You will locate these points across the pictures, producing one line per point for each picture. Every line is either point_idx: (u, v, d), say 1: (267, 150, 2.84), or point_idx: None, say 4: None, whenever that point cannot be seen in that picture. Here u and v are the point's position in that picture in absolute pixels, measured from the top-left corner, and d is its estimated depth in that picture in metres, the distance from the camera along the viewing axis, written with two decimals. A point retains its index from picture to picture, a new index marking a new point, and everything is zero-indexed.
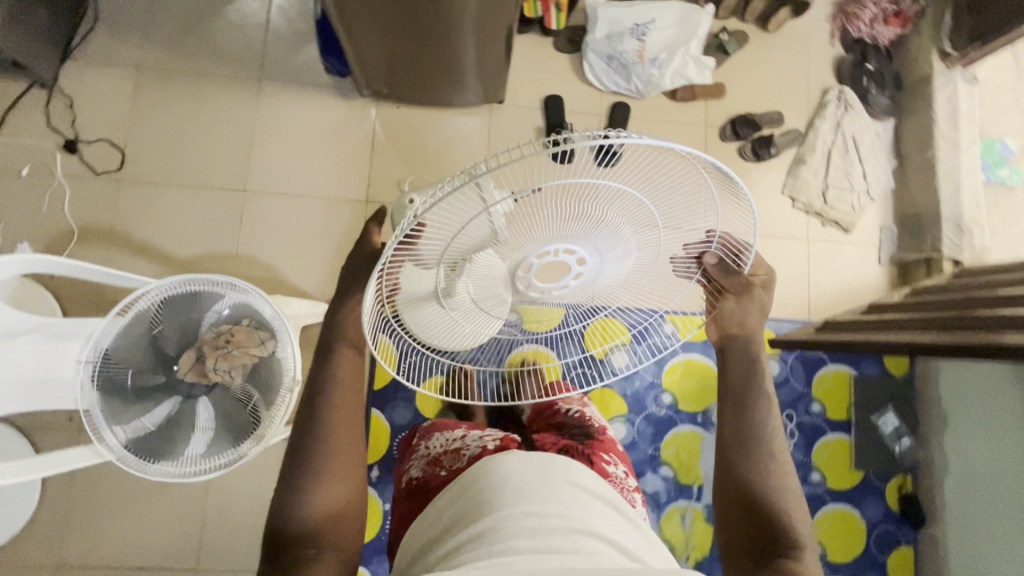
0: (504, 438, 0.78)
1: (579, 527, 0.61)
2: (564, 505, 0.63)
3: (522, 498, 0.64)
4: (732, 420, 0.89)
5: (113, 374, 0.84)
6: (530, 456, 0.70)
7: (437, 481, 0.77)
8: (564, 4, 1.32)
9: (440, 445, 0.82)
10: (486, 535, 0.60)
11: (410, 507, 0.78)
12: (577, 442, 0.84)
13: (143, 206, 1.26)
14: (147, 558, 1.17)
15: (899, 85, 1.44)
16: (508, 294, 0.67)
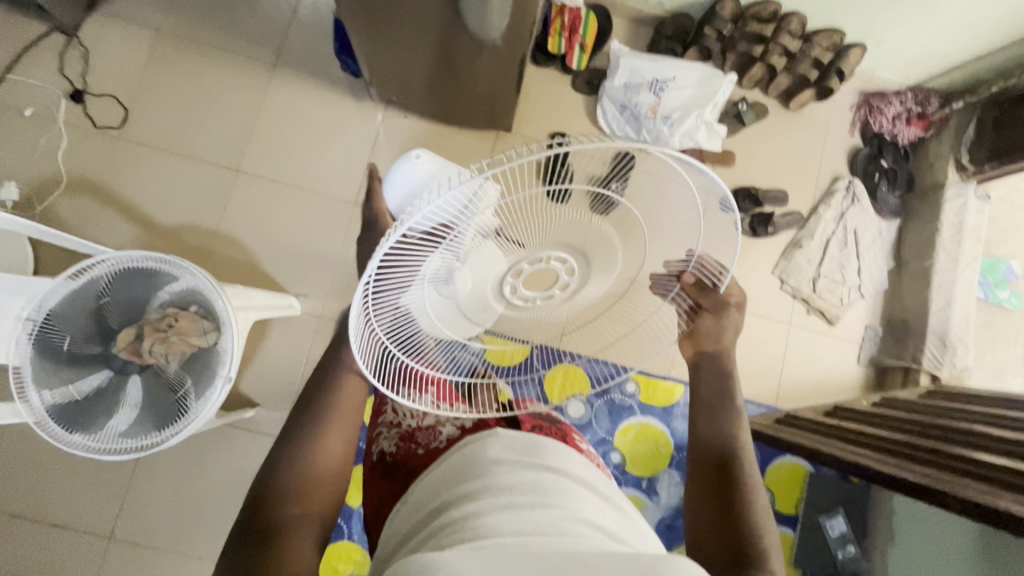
0: (481, 415, 0.70)
1: (575, 518, 0.47)
2: (557, 490, 0.49)
3: (504, 476, 0.50)
4: (704, 429, 0.79)
5: (50, 336, 0.83)
6: (516, 436, 0.56)
7: (414, 462, 0.66)
8: (588, 45, 1.33)
9: (414, 417, 0.72)
10: (457, 522, 0.46)
11: (387, 488, 0.68)
12: (551, 421, 0.72)
13: (135, 166, 1.27)
14: (64, 516, 1.16)
15: (911, 188, 1.42)
16: (500, 306, 0.65)
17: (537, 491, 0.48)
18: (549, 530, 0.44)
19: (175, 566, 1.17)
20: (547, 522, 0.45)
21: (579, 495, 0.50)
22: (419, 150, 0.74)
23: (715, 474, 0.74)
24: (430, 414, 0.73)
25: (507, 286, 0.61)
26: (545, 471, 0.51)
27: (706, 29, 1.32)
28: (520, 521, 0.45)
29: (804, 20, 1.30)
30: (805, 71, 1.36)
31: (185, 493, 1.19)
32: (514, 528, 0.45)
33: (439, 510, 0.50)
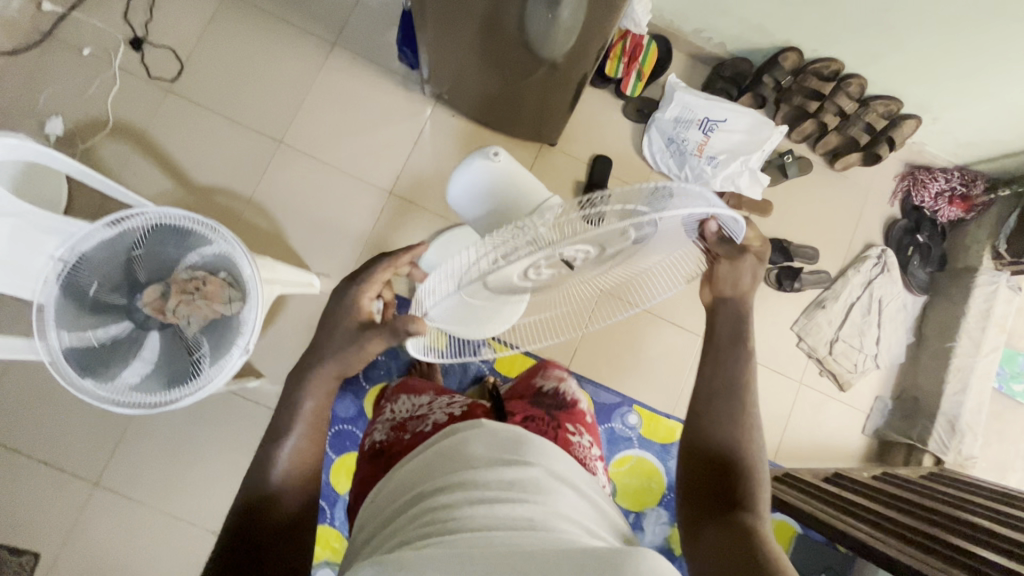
0: (470, 404, 0.75)
1: (549, 513, 0.52)
2: (536, 487, 0.55)
3: (481, 473, 0.55)
4: (711, 372, 0.75)
5: (77, 279, 0.83)
6: (501, 430, 0.62)
7: (398, 446, 0.71)
8: (645, 74, 1.33)
9: (408, 411, 0.78)
10: (435, 512, 0.52)
11: (369, 471, 0.72)
12: (545, 411, 0.78)
13: (181, 122, 1.27)
14: (54, 456, 1.15)
15: (942, 266, 1.42)
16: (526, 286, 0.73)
17: (506, 487, 0.54)
18: (514, 524, 0.50)
19: (155, 523, 1.17)
20: (522, 517, 0.51)
21: (551, 491, 0.55)
22: (498, 153, 0.73)
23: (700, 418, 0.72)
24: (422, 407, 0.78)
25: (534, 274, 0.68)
26: (526, 468, 0.56)
27: (765, 77, 1.32)
28: (489, 516, 0.51)
29: (864, 83, 1.30)
30: (855, 134, 1.36)
31: (176, 452, 1.19)
32: (488, 520, 0.50)
33: (414, 503, 0.56)
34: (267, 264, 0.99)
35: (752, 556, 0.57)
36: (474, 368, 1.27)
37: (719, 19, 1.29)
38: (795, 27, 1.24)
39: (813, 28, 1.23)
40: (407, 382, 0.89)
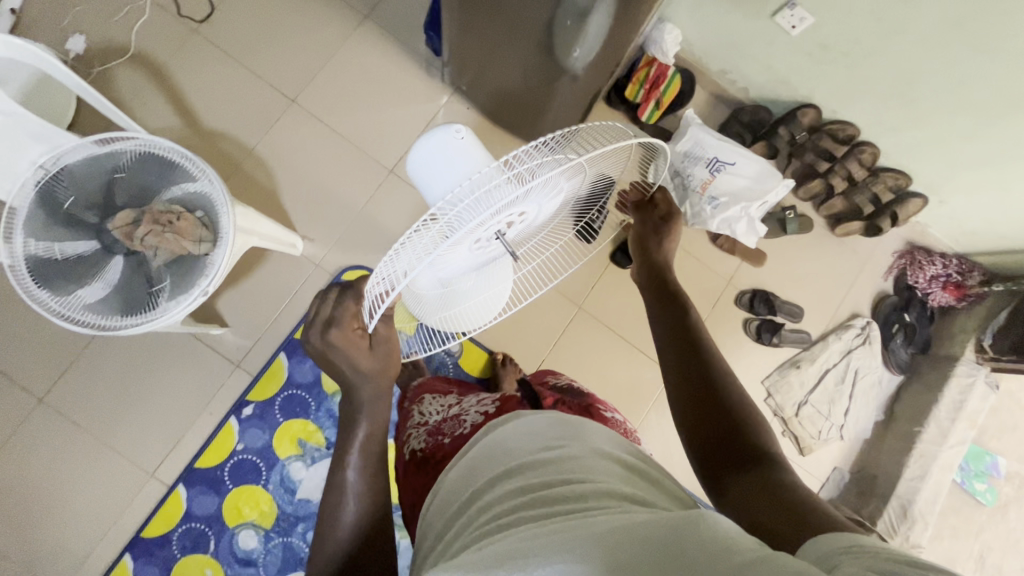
0: (501, 400, 0.74)
1: (608, 490, 0.47)
2: (584, 466, 0.50)
3: (523, 467, 0.52)
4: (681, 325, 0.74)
5: (54, 191, 0.84)
6: (534, 417, 0.59)
7: (441, 452, 0.70)
8: (663, 104, 1.32)
9: (440, 416, 0.78)
10: (489, 511, 0.49)
11: (418, 483, 0.72)
12: (573, 396, 0.79)
13: (200, 63, 1.28)
14: (3, 364, 1.15)
15: (925, 349, 1.40)
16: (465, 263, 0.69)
17: (555, 471, 0.50)
18: (569, 499, 0.46)
19: (91, 451, 1.16)
20: (577, 496, 0.46)
21: (597, 467, 0.50)
22: (461, 133, 0.68)
23: (697, 380, 0.67)
24: (453, 409, 0.79)
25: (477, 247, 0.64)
26: (569, 450, 0.53)
27: (780, 128, 1.32)
28: (544, 498, 0.47)
29: (877, 154, 1.30)
30: (860, 203, 1.35)
31: (128, 384, 1.18)
32: (540, 509, 0.46)
33: (467, 507, 0.53)
34: (249, 216, 1.00)
35: (798, 505, 0.50)
36: (439, 358, 1.27)
37: (747, 63, 1.30)
38: (819, 84, 1.25)
39: (837, 88, 1.23)
40: (431, 389, 0.90)
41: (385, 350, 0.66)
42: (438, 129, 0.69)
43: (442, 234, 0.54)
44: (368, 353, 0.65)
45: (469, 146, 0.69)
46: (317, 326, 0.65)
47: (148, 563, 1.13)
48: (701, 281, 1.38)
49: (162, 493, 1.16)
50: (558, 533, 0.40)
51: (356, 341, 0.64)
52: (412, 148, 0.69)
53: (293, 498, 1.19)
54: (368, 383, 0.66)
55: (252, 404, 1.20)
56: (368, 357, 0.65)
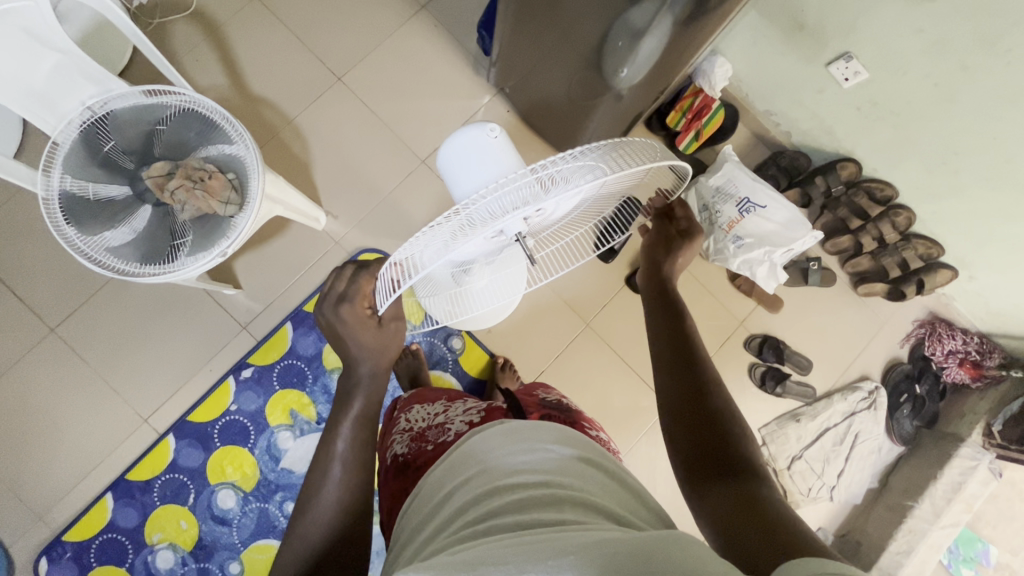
0: (488, 409, 0.74)
1: (580, 504, 0.49)
2: (558, 472, 0.53)
3: (499, 471, 0.53)
4: (679, 337, 0.73)
5: (97, 133, 0.87)
6: (521, 421, 0.59)
7: (423, 458, 0.70)
8: (703, 136, 1.32)
9: (426, 422, 0.78)
10: (465, 513, 0.50)
11: (398, 486, 0.72)
12: (559, 411, 0.78)
13: (256, 28, 1.31)
14: (22, 289, 1.19)
15: (930, 425, 1.38)
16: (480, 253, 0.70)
17: (536, 480, 0.52)
18: (549, 509, 0.48)
19: (91, 387, 1.19)
20: (551, 506, 0.48)
21: (570, 476, 0.53)
22: (497, 133, 0.69)
23: (689, 385, 0.67)
24: (439, 416, 0.78)
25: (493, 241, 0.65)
26: (544, 454, 0.55)
27: (817, 177, 1.30)
28: (523, 506, 0.49)
29: (912, 219, 1.27)
30: (887, 265, 1.33)
31: (136, 328, 1.21)
32: (515, 518, 0.47)
33: (445, 506, 0.54)
34: (279, 185, 1.01)
35: (774, 521, 0.49)
36: (441, 353, 1.28)
37: (793, 108, 1.29)
38: (864, 140, 1.23)
39: (882, 146, 1.21)
40: (419, 394, 0.89)
41: (391, 330, 0.67)
42: (471, 126, 0.69)
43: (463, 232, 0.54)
44: (374, 330, 0.66)
45: (500, 147, 0.69)
46: (331, 299, 0.66)
47: (127, 505, 1.16)
48: (712, 318, 1.37)
49: (151, 440, 1.19)
50: (537, 541, 0.41)
51: (363, 320, 0.65)
52: (446, 142, 0.70)
53: (275, 466, 1.20)
54: (367, 359, 0.67)
55: (252, 367, 1.22)
56: (373, 334, 0.66)
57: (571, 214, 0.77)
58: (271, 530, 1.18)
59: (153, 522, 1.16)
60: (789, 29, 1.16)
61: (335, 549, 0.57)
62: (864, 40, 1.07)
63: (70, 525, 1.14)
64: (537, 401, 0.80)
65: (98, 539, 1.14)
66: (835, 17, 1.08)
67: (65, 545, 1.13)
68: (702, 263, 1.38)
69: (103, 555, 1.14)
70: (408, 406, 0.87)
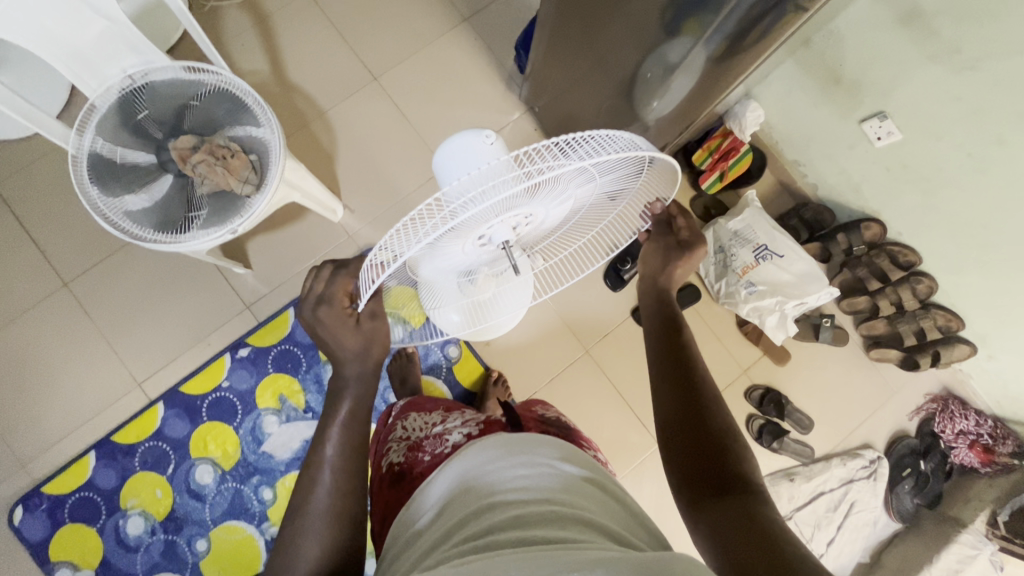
0: (486, 423, 0.73)
1: (576, 521, 0.48)
2: (560, 490, 0.52)
3: (503, 490, 0.52)
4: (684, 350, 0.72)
5: (134, 101, 0.90)
6: (522, 433, 0.59)
7: (418, 469, 0.69)
8: (727, 178, 1.31)
9: (423, 432, 0.76)
10: (468, 526, 0.49)
11: (394, 496, 0.69)
12: (558, 428, 0.76)
13: (303, 22, 1.35)
14: (45, 241, 1.23)
15: (932, 505, 1.31)
16: (469, 252, 0.66)
17: (536, 495, 0.51)
18: (550, 526, 0.46)
19: (93, 346, 1.21)
20: (553, 525, 0.47)
21: (572, 494, 0.52)
22: (491, 139, 0.69)
23: (687, 396, 0.65)
24: (437, 426, 0.76)
25: (480, 237, 0.62)
26: (544, 470, 0.54)
27: (840, 234, 1.26)
28: (526, 520, 0.47)
29: (934, 288, 1.23)
30: (903, 332, 1.28)
31: (145, 294, 1.24)
32: (515, 535, 0.46)
33: (447, 514, 0.53)
34: (301, 173, 1.04)
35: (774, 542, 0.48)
36: (436, 360, 1.27)
37: (822, 161, 1.27)
38: (892, 201, 1.20)
39: (909, 210, 1.19)
40: (415, 403, 0.88)
41: (371, 329, 0.65)
42: (468, 131, 0.69)
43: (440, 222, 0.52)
44: (354, 329, 0.64)
45: (494, 153, 0.69)
46: (310, 301, 0.65)
47: (107, 466, 1.17)
48: (717, 363, 1.34)
49: (141, 405, 1.20)
50: (540, 553, 0.40)
51: (344, 319, 0.63)
52: (442, 144, 0.70)
53: (257, 449, 1.20)
54: (353, 359, 0.65)
55: (249, 347, 1.23)
56: (353, 335, 0.64)
57: (565, 222, 0.76)
58: (243, 513, 1.18)
59: (130, 487, 1.16)
60: (826, 82, 1.15)
61: (288, 534, 0.56)
62: (901, 101, 1.06)
63: (51, 477, 1.15)
64: (535, 416, 0.78)
65: (74, 496, 1.15)
66: (874, 74, 1.07)
67: (42, 496, 1.14)
68: (711, 304, 1.36)
69: (76, 512, 1.15)
70: (404, 413, 0.85)
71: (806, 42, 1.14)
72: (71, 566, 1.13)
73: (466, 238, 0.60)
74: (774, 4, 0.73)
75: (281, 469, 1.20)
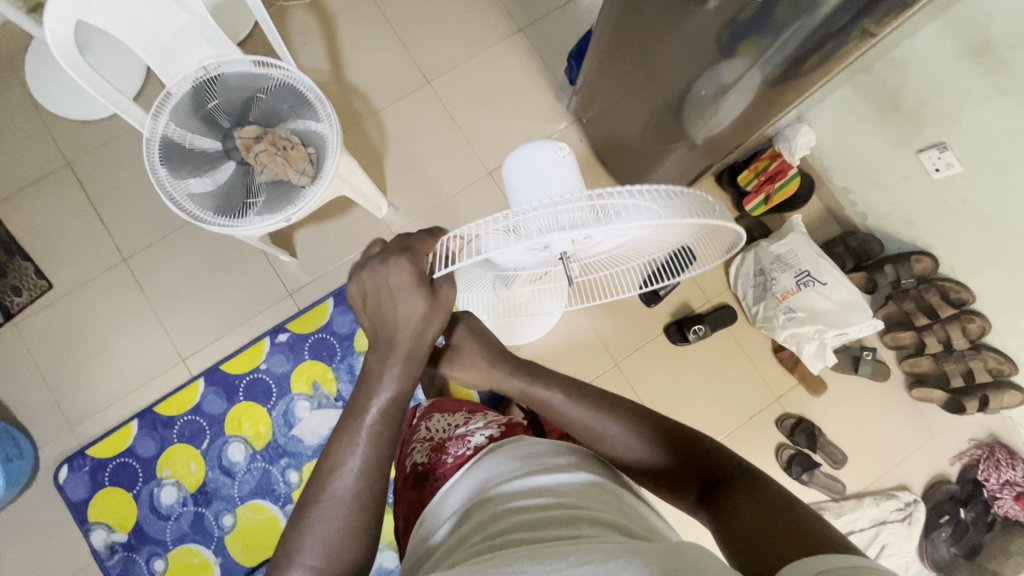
0: (509, 426, 0.73)
1: (591, 521, 0.47)
2: (577, 493, 0.52)
3: (519, 493, 0.52)
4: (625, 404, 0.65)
5: (206, 91, 0.96)
6: (539, 443, 0.60)
7: (442, 468, 0.68)
8: (773, 201, 1.29)
9: (446, 433, 0.77)
10: (486, 527, 0.50)
11: (418, 496, 0.70)
12: None
13: (364, 24, 1.41)
14: (111, 217, 1.30)
15: (971, 557, 1.24)
16: (520, 263, 0.69)
17: (550, 499, 0.50)
18: (565, 526, 0.46)
19: (145, 319, 1.27)
20: (568, 523, 0.47)
21: (590, 497, 0.52)
22: (563, 150, 0.70)
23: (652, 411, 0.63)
24: (460, 428, 0.77)
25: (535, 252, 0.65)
26: (563, 475, 0.54)
27: (887, 265, 1.23)
28: (538, 520, 0.48)
29: (987, 328, 1.17)
30: (949, 372, 1.24)
31: (196, 274, 1.30)
32: (530, 534, 0.46)
33: (467, 517, 0.53)
34: (353, 169, 1.08)
35: (796, 520, 0.46)
36: None
37: (875, 191, 1.24)
38: (946, 236, 1.16)
39: (964, 246, 1.15)
40: (438, 403, 0.89)
41: (441, 298, 0.58)
42: (541, 142, 0.71)
43: (508, 233, 0.55)
44: (425, 295, 0.57)
45: (563, 164, 0.70)
46: (391, 248, 0.59)
47: (147, 435, 1.22)
48: (747, 389, 1.31)
49: (183, 380, 1.26)
50: (553, 548, 0.41)
51: (415, 275, 0.56)
52: (517, 149, 0.72)
53: (287, 432, 1.24)
54: (407, 331, 0.58)
55: (288, 333, 1.27)
56: (424, 303, 0.57)
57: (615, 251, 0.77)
58: (269, 493, 1.21)
59: (166, 457, 1.21)
60: (883, 110, 1.13)
61: None
62: (962, 133, 1.03)
63: (95, 441, 1.21)
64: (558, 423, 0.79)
65: (115, 461, 1.21)
66: (935, 104, 1.05)
67: (86, 458, 1.20)
68: (747, 327, 1.33)
69: (115, 476, 1.20)
70: (429, 414, 0.86)
71: (865, 68, 1.12)
72: (106, 527, 1.19)
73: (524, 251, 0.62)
74: (839, 29, 0.73)
75: (309, 454, 1.23)
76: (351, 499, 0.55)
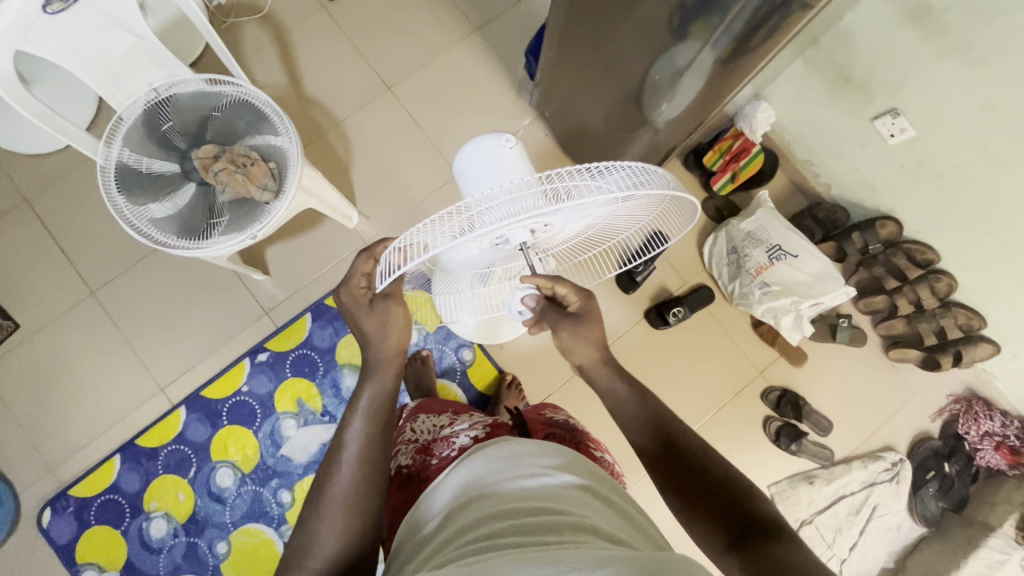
0: (493, 425, 0.74)
1: (576, 526, 0.48)
2: (562, 497, 0.52)
3: (503, 498, 0.52)
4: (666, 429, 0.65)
5: (158, 114, 0.94)
6: (526, 443, 0.59)
7: (427, 471, 0.69)
8: (739, 179, 1.31)
9: (431, 434, 0.77)
10: (469, 532, 0.49)
11: (401, 499, 0.69)
12: (565, 430, 0.78)
13: (319, 36, 1.39)
14: (75, 250, 1.27)
15: (958, 509, 1.27)
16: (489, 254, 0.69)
17: (535, 504, 0.50)
18: (549, 533, 0.47)
19: (119, 352, 1.25)
20: (552, 529, 0.47)
21: (576, 501, 0.52)
22: (510, 142, 0.70)
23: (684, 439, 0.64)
24: (444, 430, 0.77)
25: (499, 242, 0.64)
26: (547, 478, 0.54)
27: (854, 234, 1.26)
28: (524, 527, 0.47)
29: (955, 286, 1.20)
30: (922, 331, 1.27)
31: (168, 301, 1.27)
32: (514, 540, 0.46)
33: (449, 520, 0.53)
34: (317, 181, 1.06)
35: None
36: (451, 363, 1.28)
37: (836, 161, 1.27)
38: (907, 200, 1.19)
39: (925, 208, 1.18)
40: (423, 404, 0.88)
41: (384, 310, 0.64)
42: (488, 135, 0.70)
43: (464, 227, 0.54)
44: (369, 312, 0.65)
45: (514, 156, 0.70)
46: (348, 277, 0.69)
47: (131, 469, 1.19)
48: (730, 367, 1.33)
49: (164, 410, 1.23)
50: (538, 554, 0.41)
51: (359, 299, 0.65)
52: (464, 146, 0.71)
53: (276, 452, 1.22)
54: None
55: (268, 352, 1.26)
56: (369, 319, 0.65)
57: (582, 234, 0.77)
58: (262, 516, 1.19)
59: (153, 490, 1.19)
60: (835, 82, 1.16)
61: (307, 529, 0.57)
62: (911, 99, 1.06)
63: (77, 480, 1.18)
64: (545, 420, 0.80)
65: (100, 498, 1.18)
66: (883, 72, 1.07)
67: (70, 498, 1.17)
68: (725, 304, 1.35)
69: (102, 514, 1.17)
70: (413, 415, 0.86)
71: (814, 42, 1.14)
72: (97, 567, 1.16)
73: (486, 241, 0.62)
74: (778, 5, 0.74)
75: (299, 472, 1.22)
76: (332, 510, 0.54)
